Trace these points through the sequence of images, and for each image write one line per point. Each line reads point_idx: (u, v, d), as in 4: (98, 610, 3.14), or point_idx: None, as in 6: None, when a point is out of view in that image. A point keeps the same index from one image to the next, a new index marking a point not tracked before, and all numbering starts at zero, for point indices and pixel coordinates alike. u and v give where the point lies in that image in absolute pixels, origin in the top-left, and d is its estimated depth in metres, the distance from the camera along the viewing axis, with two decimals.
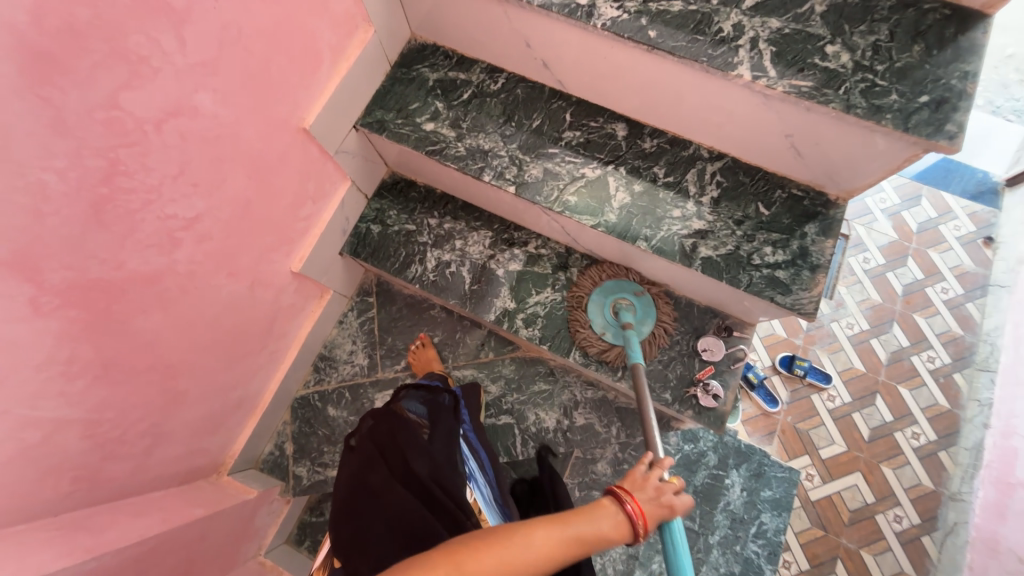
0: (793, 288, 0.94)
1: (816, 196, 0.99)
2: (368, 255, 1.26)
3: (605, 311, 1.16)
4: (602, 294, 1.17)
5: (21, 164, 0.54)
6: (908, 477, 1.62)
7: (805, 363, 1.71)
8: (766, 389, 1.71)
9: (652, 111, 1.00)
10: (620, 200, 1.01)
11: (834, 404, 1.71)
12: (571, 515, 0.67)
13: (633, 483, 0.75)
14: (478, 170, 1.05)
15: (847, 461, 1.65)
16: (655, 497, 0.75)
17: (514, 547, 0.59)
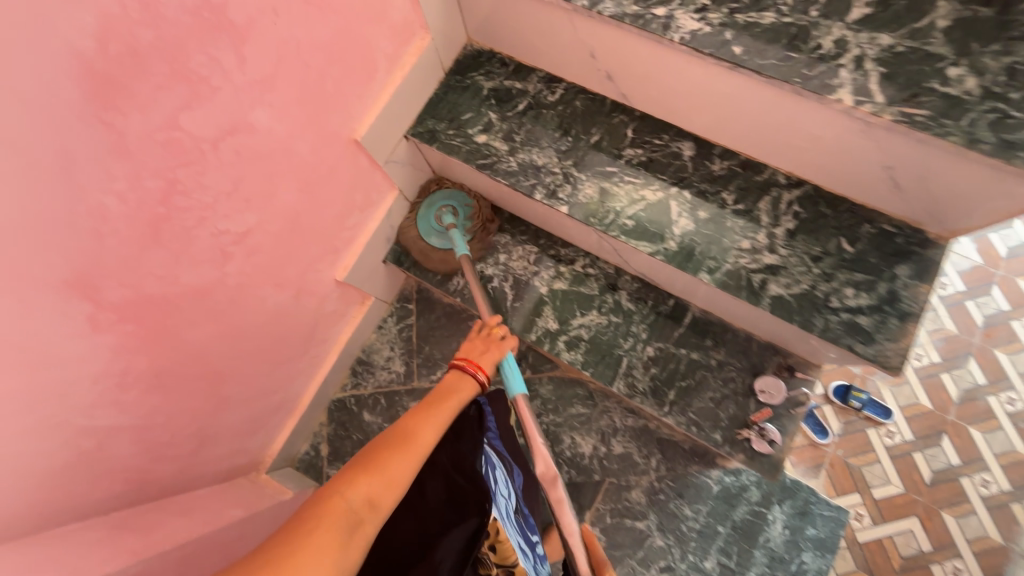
0: (876, 337, 0.84)
1: (912, 234, 0.87)
2: (410, 265, 1.25)
3: (433, 224, 1.16)
4: (432, 202, 1.16)
5: (83, 188, 0.54)
6: (973, 528, 1.46)
7: (864, 395, 1.55)
8: (816, 417, 1.55)
9: (727, 131, 0.91)
10: (682, 227, 0.93)
11: (893, 441, 1.54)
12: (430, 398, 0.78)
13: (470, 350, 0.90)
14: (530, 187, 0.99)
15: (903, 504, 1.49)
16: (488, 345, 0.92)
17: (401, 445, 0.67)
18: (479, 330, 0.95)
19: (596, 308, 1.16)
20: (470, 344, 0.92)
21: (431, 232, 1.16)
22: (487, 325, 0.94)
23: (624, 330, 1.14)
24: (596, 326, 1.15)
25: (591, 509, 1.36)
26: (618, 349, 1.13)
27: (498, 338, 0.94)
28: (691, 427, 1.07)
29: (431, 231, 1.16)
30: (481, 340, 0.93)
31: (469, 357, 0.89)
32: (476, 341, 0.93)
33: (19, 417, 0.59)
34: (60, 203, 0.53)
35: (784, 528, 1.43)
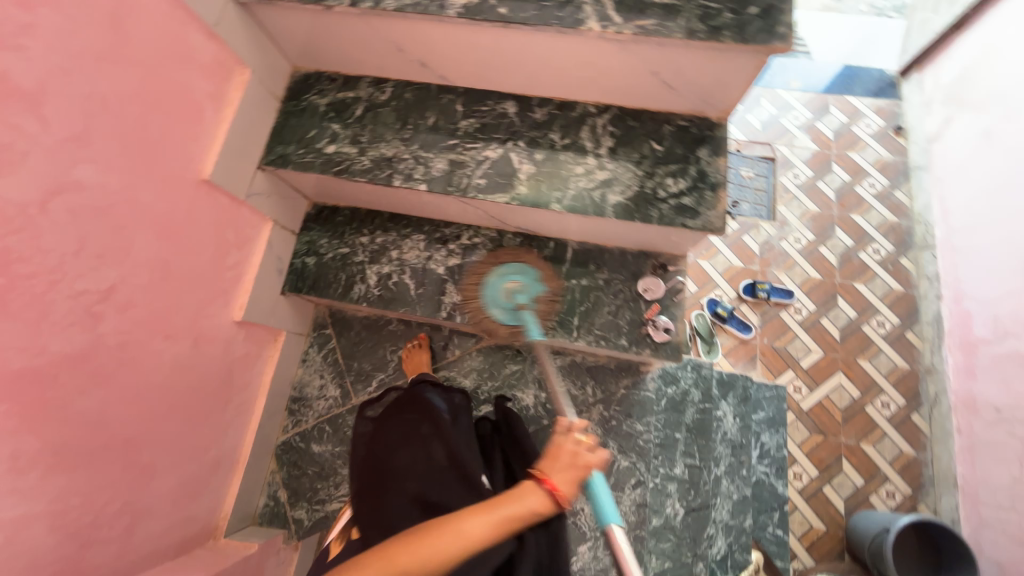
0: (701, 210, 1.01)
1: (701, 123, 1.06)
2: (310, 288, 1.28)
3: (502, 296, 1.16)
4: (501, 274, 1.17)
5: None
6: None
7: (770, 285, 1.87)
8: None
9: (534, 80, 1.05)
10: (526, 171, 1.06)
11: None
12: (497, 500, 0.80)
13: (556, 462, 0.86)
14: (388, 178, 1.08)
15: None
16: (574, 462, 0.86)
17: (450, 531, 0.75)
18: (571, 441, 0.89)
19: (491, 270, 1.26)
20: (558, 456, 0.87)
21: (496, 305, 1.17)
22: (579, 443, 0.88)
23: None
24: None
25: None
26: None
27: (585, 457, 0.87)
28: (601, 342, 1.20)
29: (498, 307, 1.16)
30: (570, 450, 0.87)
31: (547, 467, 0.85)
32: (565, 455, 0.87)
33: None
34: None
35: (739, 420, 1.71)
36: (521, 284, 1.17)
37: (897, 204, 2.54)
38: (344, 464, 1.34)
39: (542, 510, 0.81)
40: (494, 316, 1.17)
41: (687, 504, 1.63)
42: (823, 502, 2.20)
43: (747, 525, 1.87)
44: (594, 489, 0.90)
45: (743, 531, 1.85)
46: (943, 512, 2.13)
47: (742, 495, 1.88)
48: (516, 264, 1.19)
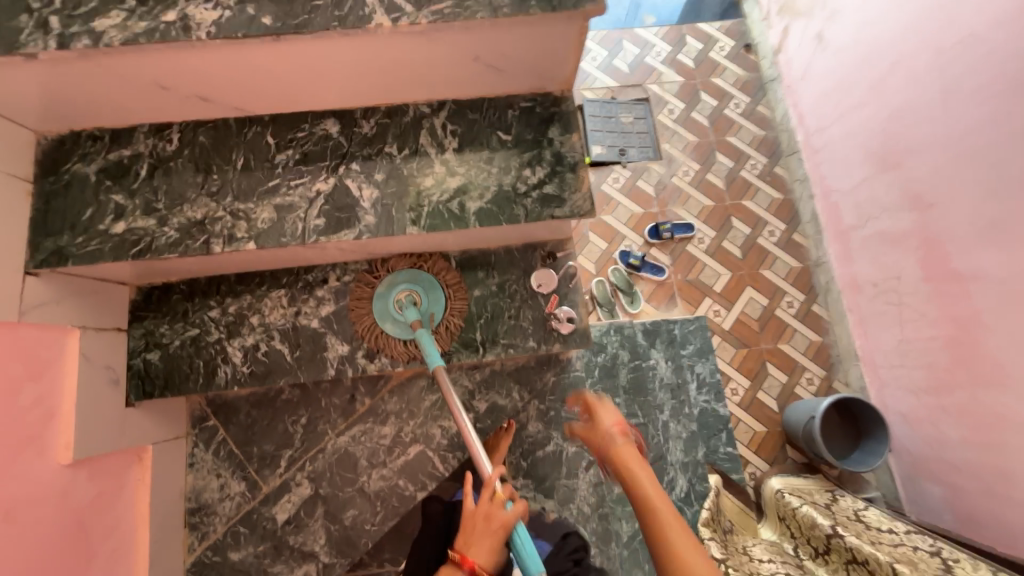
0: (566, 195, 0.94)
1: (545, 99, 0.97)
2: (162, 388, 1.06)
3: (392, 309, 1.08)
4: (402, 285, 1.09)
5: None
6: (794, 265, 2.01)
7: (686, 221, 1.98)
8: None
9: (346, 89, 0.90)
10: (369, 197, 0.92)
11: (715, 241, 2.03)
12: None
13: (468, 531, 0.79)
14: (204, 244, 0.89)
15: None
16: (490, 527, 0.78)
17: None
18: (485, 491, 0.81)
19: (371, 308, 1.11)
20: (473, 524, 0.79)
21: (390, 319, 1.08)
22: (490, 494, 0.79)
23: None
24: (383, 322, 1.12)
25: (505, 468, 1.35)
26: None
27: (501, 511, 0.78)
28: (509, 350, 1.12)
29: (390, 321, 1.08)
30: (482, 513, 0.79)
31: (464, 542, 0.79)
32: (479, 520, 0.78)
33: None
34: None
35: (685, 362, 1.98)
36: (419, 301, 1.08)
37: (762, 118, 2.82)
38: (272, 561, 1.18)
39: None
40: (387, 330, 1.08)
41: None
42: (759, 407, 2.44)
43: (701, 457, 1.97)
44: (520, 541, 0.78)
45: (698, 463, 1.95)
46: (853, 383, 2.42)
47: (690, 432, 1.97)
48: (422, 275, 1.11)
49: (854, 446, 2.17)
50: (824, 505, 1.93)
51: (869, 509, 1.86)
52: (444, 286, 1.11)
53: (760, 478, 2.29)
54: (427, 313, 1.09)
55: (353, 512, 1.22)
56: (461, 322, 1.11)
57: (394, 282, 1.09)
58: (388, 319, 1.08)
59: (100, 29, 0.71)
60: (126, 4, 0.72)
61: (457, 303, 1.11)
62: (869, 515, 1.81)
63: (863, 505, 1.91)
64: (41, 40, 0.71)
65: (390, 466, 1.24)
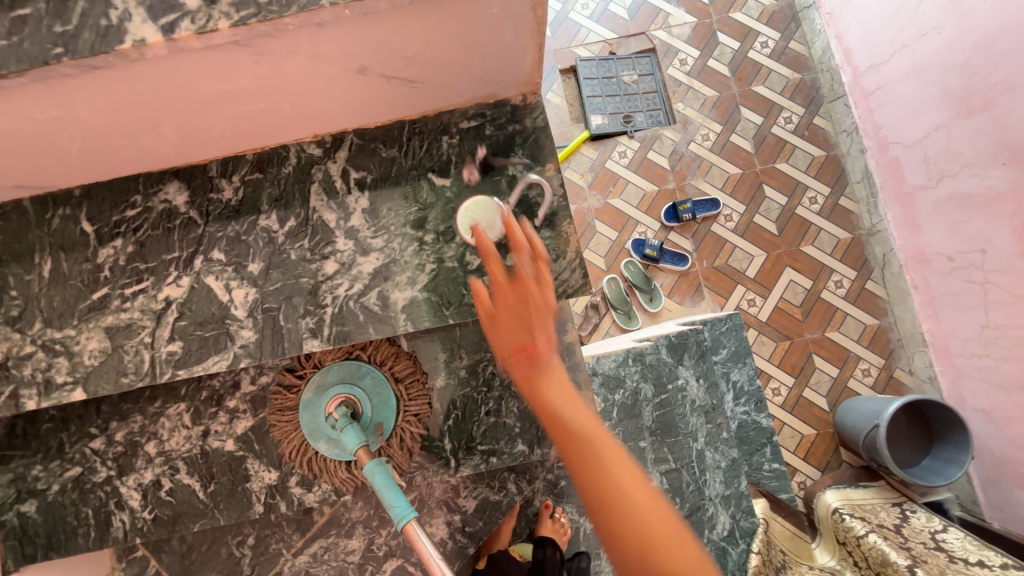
0: (542, 265, 0.61)
1: (496, 114, 0.62)
2: (45, 550, 0.81)
3: (324, 424, 0.80)
4: (334, 394, 0.78)
5: None
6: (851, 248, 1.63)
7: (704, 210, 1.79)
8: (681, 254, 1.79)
9: (175, 138, 0.57)
10: (243, 300, 0.61)
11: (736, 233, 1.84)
12: None
13: None
14: (11, 399, 0.60)
15: None
16: None
17: None
18: None
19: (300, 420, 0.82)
20: None
21: (324, 437, 0.80)
22: None
23: None
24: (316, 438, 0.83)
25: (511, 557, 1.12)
26: None
27: None
28: (492, 458, 0.84)
29: (326, 442, 0.80)
30: None
31: None
32: None
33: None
34: None
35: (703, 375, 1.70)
36: (361, 411, 0.79)
37: (795, 57, 2.32)
38: None
39: None
40: (322, 451, 0.80)
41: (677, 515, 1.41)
42: (806, 407, 2.12)
43: (744, 487, 1.68)
44: None
45: (742, 495, 1.67)
46: (918, 371, 2.08)
47: (730, 459, 1.67)
48: (359, 372, 0.80)
49: (924, 451, 1.87)
50: (895, 530, 1.65)
51: (950, 531, 1.58)
52: (392, 384, 0.81)
53: (811, 489, 2.01)
54: (370, 423, 0.80)
55: None
56: (421, 430, 0.83)
57: (324, 387, 0.80)
58: (319, 437, 0.80)
59: None
60: None
61: (415, 404, 0.82)
62: (952, 542, 1.52)
63: (942, 526, 1.63)
64: None
65: None
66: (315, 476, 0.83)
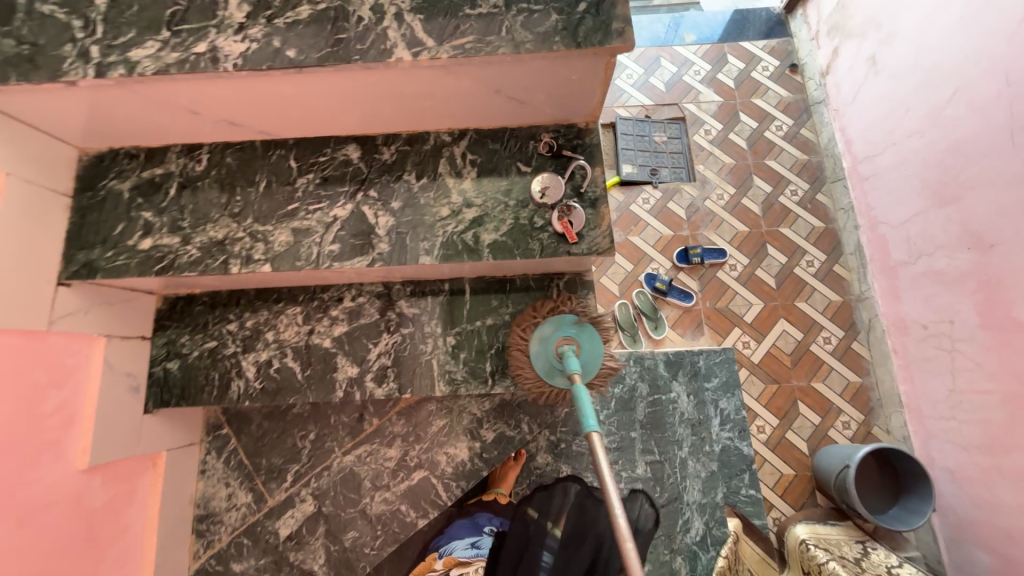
0: (585, 233, 0.90)
1: (568, 131, 0.94)
2: (179, 398, 1.09)
3: (554, 361, 1.01)
4: (563, 334, 1.02)
5: None
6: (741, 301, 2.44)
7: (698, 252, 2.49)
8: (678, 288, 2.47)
9: (367, 117, 0.90)
10: (385, 225, 0.91)
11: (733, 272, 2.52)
12: None
13: None
14: (223, 264, 0.90)
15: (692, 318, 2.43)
16: None
17: None
18: None
19: (384, 331, 1.12)
20: None
21: (554, 374, 1.01)
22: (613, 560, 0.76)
23: (420, 334, 1.11)
24: (392, 347, 1.11)
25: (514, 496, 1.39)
26: (424, 355, 1.11)
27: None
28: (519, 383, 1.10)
29: (551, 368, 1.02)
30: None
31: None
32: None
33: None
34: None
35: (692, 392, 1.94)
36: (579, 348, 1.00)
37: (805, 141, 2.70)
38: None
39: None
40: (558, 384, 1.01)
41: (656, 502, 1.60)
42: (788, 448, 2.30)
43: (720, 499, 1.86)
44: None
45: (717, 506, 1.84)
46: (895, 430, 2.25)
47: (710, 471, 1.86)
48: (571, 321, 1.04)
49: (891, 501, 2.02)
50: (854, 561, 1.82)
51: (903, 566, 1.77)
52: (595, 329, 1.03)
53: (783, 524, 2.14)
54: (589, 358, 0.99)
55: (354, 533, 1.21)
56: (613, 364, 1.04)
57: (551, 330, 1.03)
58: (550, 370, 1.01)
59: (135, 59, 0.74)
60: (161, 36, 0.75)
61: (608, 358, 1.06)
62: None
63: (897, 561, 1.82)
64: (81, 70, 0.74)
65: (394, 490, 1.23)
66: (386, 376, 1.10)
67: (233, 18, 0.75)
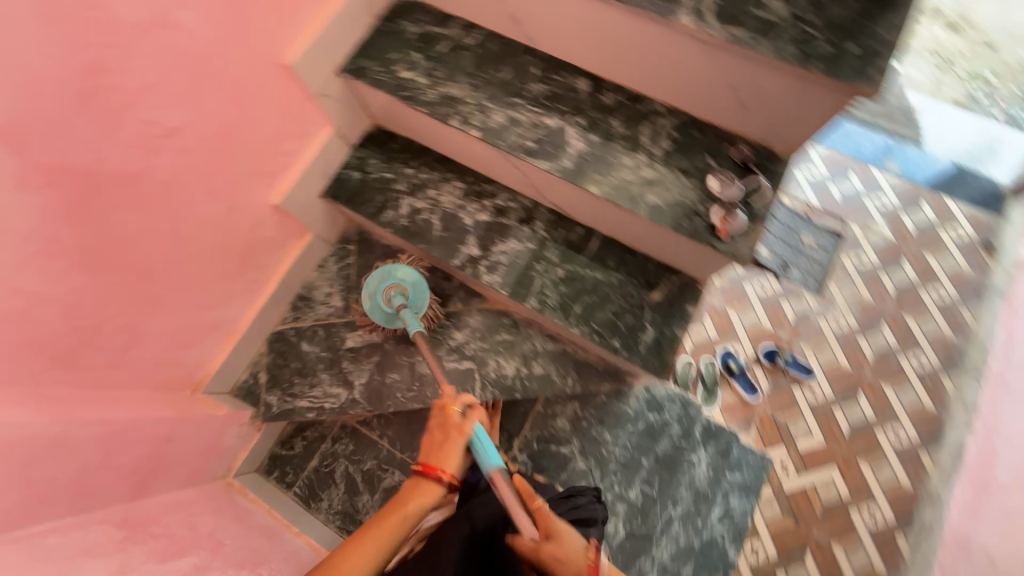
0: (735, 237, 0.98)
1: (764, 152, 1.02)
2: (346, 199, 1.34)
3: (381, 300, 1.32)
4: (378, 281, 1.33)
5: (22, 55, 0.65)
6: (801, 428, 2.02)
7: (787, 356, 2.12)
8: (747, 378, 2.09)
9: (612, 65, 1.06)
10: (577, 147, 1.07)
11: (817, 397, 2.08)
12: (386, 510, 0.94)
13: (440, 451, 1.00)
14: (447, 114, 1.12)
15: (744, 410, 2.04)
16: (443, 427, 1.03)
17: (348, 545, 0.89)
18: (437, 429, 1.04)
19: (514, 236, 1.28)
20: (428, 445, 1.02)
21: (380, 313, 1.32)
22: (444, 416, 1.03)
23: (539, 255, 1.26)
24: (513, 251, 1.27)
25: (520, 437, 1.50)
26: (532, 271, 1.25)
27: (455, 423, 1.02)
28: (594, 336, 1.19)
29: (386, 315, 1.33)
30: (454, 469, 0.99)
31: (427, 452, 1.01)
32: (435, 438, 1.02)
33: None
34: (11, 70, 0.64)
35: (708, 466, 1.76)
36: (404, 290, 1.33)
37: (958, 320, 2.17)
38: (323, 368, 1.39)
39: (426, 492, 0.96)
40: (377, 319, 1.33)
41: (631, 527, 1.65)
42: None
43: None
44: (475, 444, 1.02)
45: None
46: None
47: (688, 543, 1.69)
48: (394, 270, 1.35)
49: None
50: None
51: None
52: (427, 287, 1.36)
53: None
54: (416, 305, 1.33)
55: (393, 377, 1.39)
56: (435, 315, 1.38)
57: (386, 278, 1.34)
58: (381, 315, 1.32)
59: None
60: None
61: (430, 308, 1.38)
62: None
63: None
64: None
65: (442, 364, 1.38)
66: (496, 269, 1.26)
67: None
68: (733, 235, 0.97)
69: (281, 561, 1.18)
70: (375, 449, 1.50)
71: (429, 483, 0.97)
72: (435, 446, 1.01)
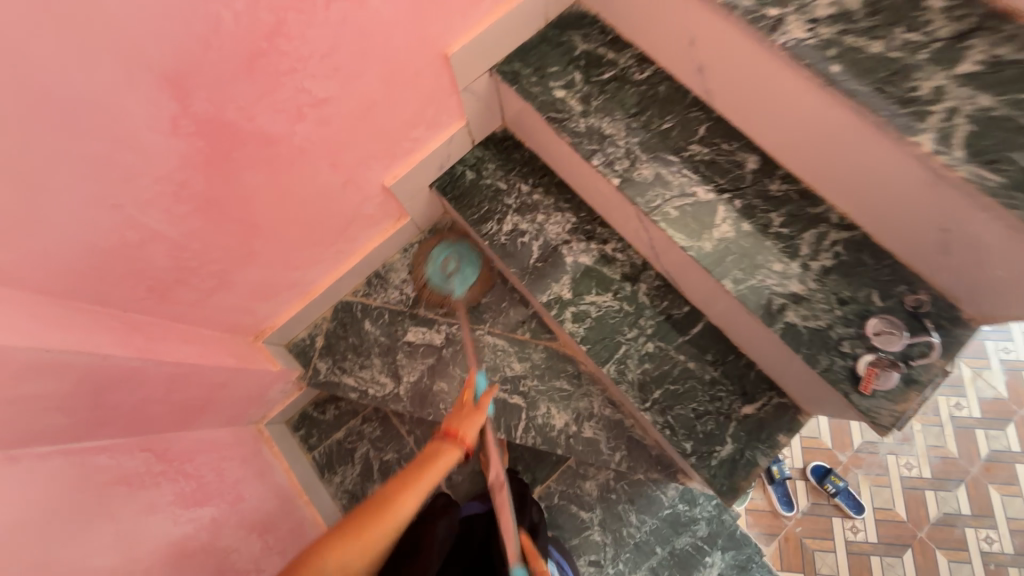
0: (877, 393, 0.83)
1: (945, 307, 0.85)
2: (452, 197, 1.28)
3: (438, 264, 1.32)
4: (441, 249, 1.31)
5: (213, 6, 0.62)
6: (828, 563, 1.66)
7: (840, 482, 1.71)
8: (785, 489, 1.73)
9: (796, 155, 0.91)
10: (722, 232, 0.94)
11: (856, 537, 1.68)
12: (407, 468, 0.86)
13: (462, 418, 0.91)
14: (590, 150, 1.02)
15: (769, 521, 1.71)
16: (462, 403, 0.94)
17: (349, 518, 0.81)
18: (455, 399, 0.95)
19: (611, 291, 1.18)
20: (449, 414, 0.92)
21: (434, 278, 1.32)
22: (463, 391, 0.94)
23: (632, 320, 1.15)
24: (606, 307, 1.17)
25: (544, 485, 1.45)
26: (620, 337, 1.14)
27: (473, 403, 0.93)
28: (665, 429, 1.08)
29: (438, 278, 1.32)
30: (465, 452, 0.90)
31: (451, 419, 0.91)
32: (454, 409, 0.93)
33: (69, 166, 0.64)
34: (199, 19, 0.62)
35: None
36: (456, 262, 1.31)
37: None
38: (377, 353, 1.37)
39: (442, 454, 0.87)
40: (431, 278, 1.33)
41: None
42: None
43: None
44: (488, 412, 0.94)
45: None
46: None
47: None
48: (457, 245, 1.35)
49: None
50: None
51: None
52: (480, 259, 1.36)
53: None
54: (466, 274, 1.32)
55: (441, 386, 1.34)
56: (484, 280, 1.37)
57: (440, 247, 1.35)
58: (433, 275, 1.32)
59: None
60: None
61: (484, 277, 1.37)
62: None
63: None
64: None
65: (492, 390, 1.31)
66: (581, 321, 1.16)
67: (814, 10, 0.80)
68: (877, 392, 0.83)
69: (285, 531, 1.19)
70: (399, 444, 1.47)
71: (448, 446, 0.88)
72: (457, 416, 0.91)
